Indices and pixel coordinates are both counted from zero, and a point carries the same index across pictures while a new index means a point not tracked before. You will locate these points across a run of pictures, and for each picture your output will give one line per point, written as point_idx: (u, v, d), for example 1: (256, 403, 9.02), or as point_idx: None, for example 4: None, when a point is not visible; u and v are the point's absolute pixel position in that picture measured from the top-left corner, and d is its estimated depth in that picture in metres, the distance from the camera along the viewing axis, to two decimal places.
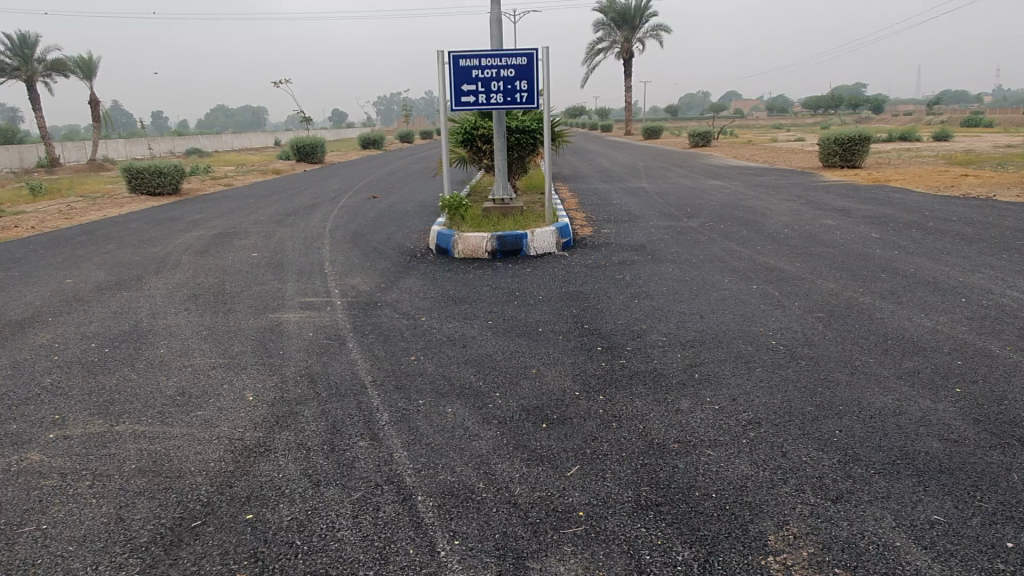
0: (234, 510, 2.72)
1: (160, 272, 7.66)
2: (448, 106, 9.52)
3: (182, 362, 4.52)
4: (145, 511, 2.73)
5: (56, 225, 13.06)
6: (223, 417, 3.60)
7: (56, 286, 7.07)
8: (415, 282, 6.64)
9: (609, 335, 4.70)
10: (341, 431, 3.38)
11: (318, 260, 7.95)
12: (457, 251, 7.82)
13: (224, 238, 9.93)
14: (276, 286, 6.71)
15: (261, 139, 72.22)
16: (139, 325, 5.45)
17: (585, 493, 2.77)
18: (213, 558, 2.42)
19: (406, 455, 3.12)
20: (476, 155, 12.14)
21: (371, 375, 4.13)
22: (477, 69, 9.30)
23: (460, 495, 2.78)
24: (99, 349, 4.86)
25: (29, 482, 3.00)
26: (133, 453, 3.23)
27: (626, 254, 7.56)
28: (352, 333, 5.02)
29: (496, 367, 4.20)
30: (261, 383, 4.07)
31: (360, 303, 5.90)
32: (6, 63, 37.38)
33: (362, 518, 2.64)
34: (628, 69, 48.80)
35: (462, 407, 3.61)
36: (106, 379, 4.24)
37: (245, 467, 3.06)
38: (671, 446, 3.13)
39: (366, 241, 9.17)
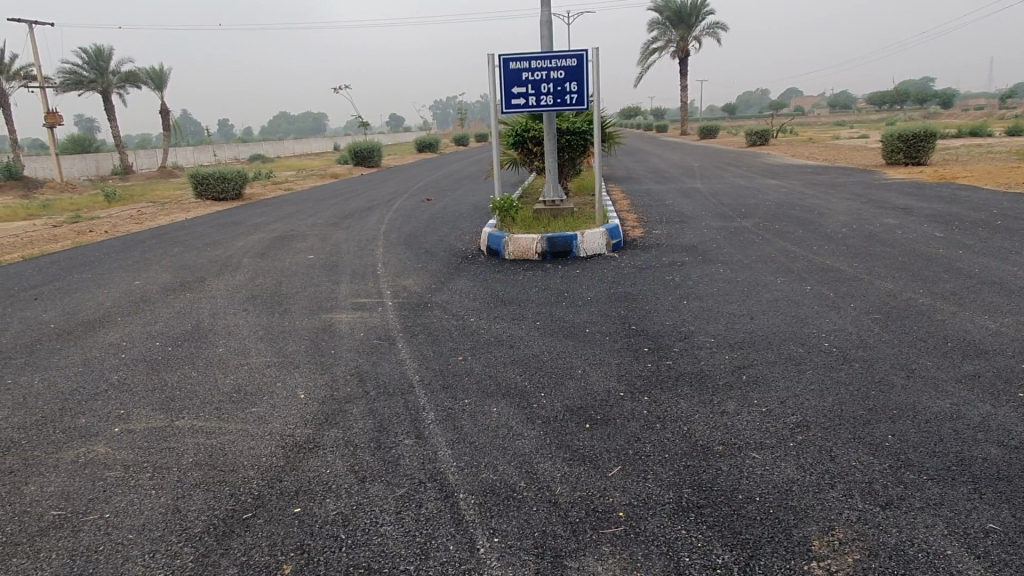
0: (283, 504, 2.81)
1: (222, 274, 7.94)
2: (498, 108, 9.59)
3: (239, 360, 4.68)
4: (200, 503, 2.85)
5: (127, 230, 13.66)
6: (275, 414, 3.72)
7: (126, 288, 7.41)
8: (465, 283, 6.72)
9: (657, 336, 4.66)
10: (388, 429, 3.45)
11: (372, 261, 8.11)
12: (508, 252, 7.88)
13: (282, 241, 10.21)
14: (331, 287, 6.89)
15: (321, 144, 74.05)
16: (201, 325, 5.66)
17: (626, 494, 2.76)
18: (261, 549, 2.51)
19: (449, 453, 3.17)
20: (528, 157, 12.18)
21: (418, 375, 4.21)
22: (527, 71, 9.34)
23: (501, 493, 2.81)
24: (163, 348, 5.08)
25: (95, 473, 3.16)
26: (191, 447, 3.37)
27: (677, 254, 7.49)
28: (402, 333, 5.11)
29: (542, 367, 4.22)
30: (313, 382, 4.18)
31: (410, 303, 6.00)
32: (84, 76, 39.29)
33: (404, 514, 2.69)
34: (684, 69, 48.32)
35: (507, 407, 3.64)
36: (167, 376, 4.43)
37: (295, 462, 3.15)
38: (715, 448, 3.09)
39: (418, 243, 9.33)
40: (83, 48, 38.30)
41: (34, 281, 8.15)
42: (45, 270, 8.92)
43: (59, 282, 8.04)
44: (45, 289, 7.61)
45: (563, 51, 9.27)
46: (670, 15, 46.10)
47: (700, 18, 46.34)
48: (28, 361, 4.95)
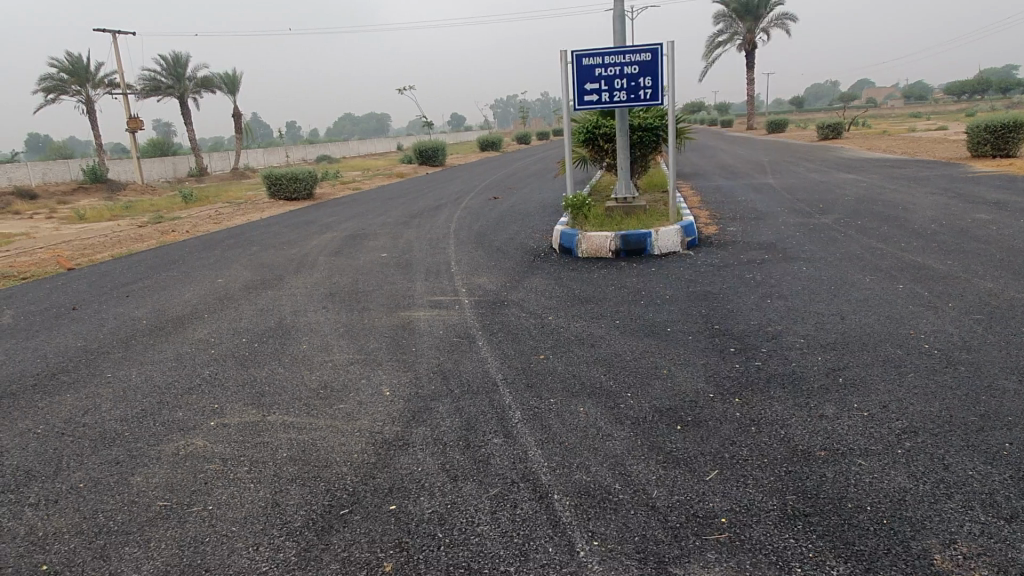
0: (378, 501, 2.83)
1: (300, 271, 8.13)
2: (570, 105, 9.54)
3: (323, 357, 4.77)
4: (298, 497, 2.89)
5: (207, 229, 14.18)
6: (363, 411, 3.76)
7: (211, 285, 7.66)
8: (540, 281, 6.69)
9: (742, 336, 4.53)
10: (475, 428, 3.44)
11: (444, 259, 8.18)
12: (581, 250, 7.84)
13: (356, 240, 10.41)
14: (406, 284, 6.96)
15: (385, 144, 75.52)
16: (284, 322, 5.80)
17: (727, 499, 2.67)
18: (361, 545, 2.53)
19: (540, 453, 3.14)
20: (598, 154, 12.08)
21: (502, 373, 4.19)
22: (600, 67, 9.25)
23: (596, 495, 2.76)
24: (249, 344, 5.22)
25: (196, 465, 3.25)
26: (284, 442, 3.43)
27: (756, 252, 7.28)
28: (482, 331, 5.11)
29: (627, 367, 4.15)
30: (398, 379, 4.23)
31: (487, 302, 6.00)
32: (162, 82, 40.89)
33: (500, 514, 2.68)
34: (751, 61, 47.16)
35: (593, 407, 3.60)
36: (256, 372, 4.54)
37: (386, 459, 3.18)
38: (818, 453, 2.97)
39: (489, 241, 9.35)
40: (161, 55, 39.91)
41: (126, 279, 8.52)
42: (134, 269, 9.32)
43: (148, 279, 8.38)
44: (135, 287, 7.94)
45: (637, 46, 9.13)
46: (736, 6, 44.89)
47: (768, 8, 45.01)
48: (125, 356, 5.16)
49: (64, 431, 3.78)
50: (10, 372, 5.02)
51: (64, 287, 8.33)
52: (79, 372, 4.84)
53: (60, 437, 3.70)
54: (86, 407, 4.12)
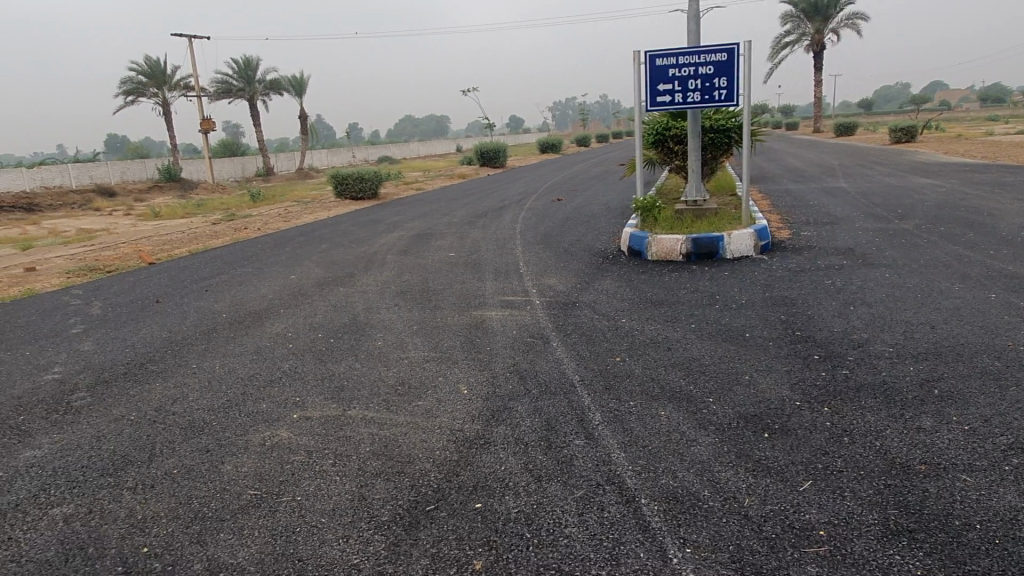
0: (464, 498, 2.83)
1: (369, 269, 8.27)
2: (641, 106, 9.47)
3: (399, 354, 4.83)
4: (383, 492, 2.92)
5: (277, 227, 14.56)
6: (442, 408, 3.78)
7: (286, 281, 7.86)
8: (610, 283, 6.64)
9: (826, 343, 4.40)
10: (556, 428, 3.42)
11: (512, 260, 8.18)
12: (650, 253, 7.74)
13: (423, 239, 10.52)
14: (476, 284, 7.00)
15: (444, 147, 76.44)
16: (358, 319, 5.90)
17: (823, 511, 2.59)
18: (450, 542, 2.54)
19: (624, 456, 3.10)
20: (667, 156, 11.95)
21: (578, 374, 4.16)
22: (674, 67, 9.15)
23: (685, 501, 2.71)
24: (326, 339, 5.33)
25: (282, 456, 3.32)
26: (367, 437, 3.48)
27: (834, 257, 7.05)
28: (555, 332, 5.09)
29: (708, 372, 4.06)
30: (474, 377, 4.23)
31: (559, 302, 5.98)
32: (233, 86, 42.24)
33: (587, 516, 2.65)
34: (819, 63, 45.88)
35: (676, 411, 3.54)
36: (334, 367, 4.62)
37: (468, 457, 3.19)
38: (916, 467, 2.85)
39: (556, 242, 9.33)
40: (233, 59, 41.21)
41: (204, 274, 8.79)
42: (211, 264, 9.63)
43: (225, 274, 8.64)
44: (213, 282, 8.19)
45: (713, 46, 8.98)
46: (806, 6, 43.71)
47: (838, 7, 43.71)
48: (208, 348, 5.32)
49: (155, 418, 3.92)
50: (101, 361, 5.23)
51: (147, 281, 8.66)
52: (166, 363, 5.02)
53: (152, 425, 3.83)
54: (174, 396, 4.26)
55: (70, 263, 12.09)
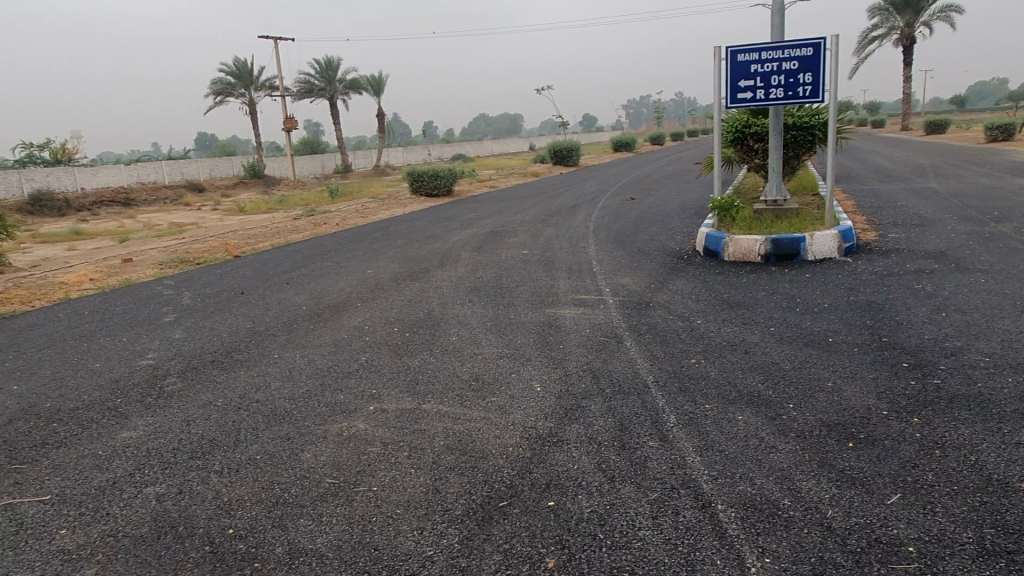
0: (537, 496, 2.84)
1: (444, 265, 8.38)
2: (721, 103, 9.27)
3: (473, 350, 4.87)
4: (457, 486, 2.95)
5: (354, 222, 14.94)
6: (516, 405, 3.79)
7: (363, 275, 8.05)
8: (685, 284, 6.52)
9: (916, 351, 4.19)
10: (629, 429, 3.39)
11: (584, 258, 8.15)
12: (727, 254, 7.58)
13: (496, 236, 10.59)
14: (548, 282, 6.99)
15: (516, 145, 76.76)
16: (433, 314, 5.99)
17: (913, 526, 2.47)
18: (522, 539, 2.55)
19: (699, 460, 3.04)
20: (746, 154, 11.66)
21: (653, 375, 4.11)
22: (756, 63, 8.91)
23: (764, 509, 2.64)
24: (402, 333, 5.43)
25: (359, 447, 3.40)
26: (441, 431, 3.53)
27: (924, 261, 6.73)
28: (629, 331, 5.04)
29: (788, 377, 3.94)
30: (547, 375, 4.23)
31: (632, 302, 5.91)
32: (315, 85, 43.55)
33: (662, 520, 2.61)
34: (909, 58, 43.83)
35: (754, 416, 3.44)
36: (409, 361, 4.70)
37: (541, 454, 3.19)
38: (1017, 484, 2.69)
39: (630, 241, 9.23)
40: (314, 59, 42.43)
41: (286, 267, 9.10)
42: (292, 257, 9.96)
43: (305, 268, 8.92)
44: (294, 275, 8.47)
45: (798, 40, 8.69)
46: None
47: None
48: (289, 338, 5.50)
49: (240, 405, 4.08)
50: (191, 348, 5.48)
51: (233, 273, 9.03)
52: (250, 352, 5.22)
53: (237, 411, 4.00)
54: (258, 385, 4.43)
55: (163, 255, 12.73)
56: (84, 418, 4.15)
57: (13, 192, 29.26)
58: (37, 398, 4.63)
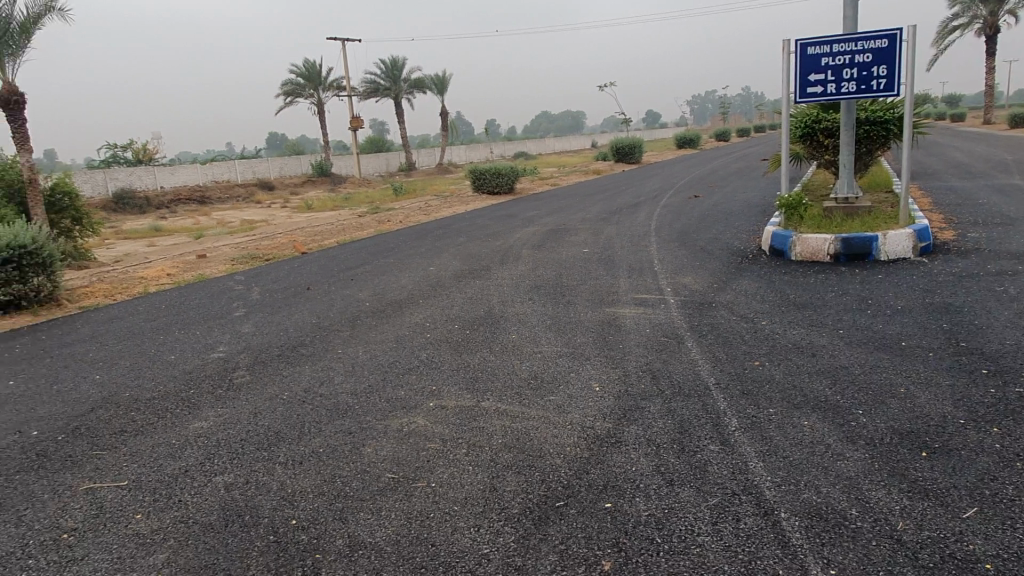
0: (594, 497, 2.82)
1: (504, 263, 8.41)
2: (790, 98, 9.02)
3: (532, 348, 4.88)
4: (514, 485, 2.96)
5: (417, 220, 15.16)
6: (574, 404, 3.78)
7: (425, 272, 8.15)
8: (750, 284, 6.37)
9: (997, 357, 3.99)
10: (689, 432, 3.33)
11: (645, 257, 8.06)
12: (795, 253, 7.39)
13: (557, 234, 10.56)
14: (609, 281, 6.94)
15: (578, 142, 76.41)
16: (493, 311, 6.02)
17: (991, 543, 2.35)
18: (579, 540, 2.54)
19: (762, 466, 2.97)
20: (816, 150, 11.32)
21: (714, 377, 4.02)
22: (827, 56, 8.65)
23: (830, 519, 2.55)
24: (462, 330, 5.48)
25: (419, 443, 3.44)
26: (499, 429, 3.54)
27: (1007, 262, 6.39)
28: (691, 332, 4.96)
29: (857, 382, 3.80)
30: (606, 375, 4.20)
31: (694, 302, 5.82)
32: (381, 85, 44.32)
33: (722, 526, 2.56)
34: (994, 48, 41.67)
35: (820, 422, 3.34)
36: (468, 358, 4.74)
37: (599, 455, 3.17)
38: None
39: (693, 239, 9.07)
40: (381, 59, 43.18)
41: (351, 263, 9.30)
42: (357, 254, 10.18)
43: (369, 265, 9.10)
44: (359, 271, 8.65)
45: (872, 31, 8.40)
46: None
47: None
48: (352, 334, 5.62)
49: (305, 399, 4.20)
50: (259, 342, 5.66)
51: (301, 269, 9.28)
52: (315, 347, 5.35)
53: (302, 404, 4.11)
54: (321, 379, 4.54)
55: (235, 251, 13.16)
56: (159, 408, 4.34)
57: (98, 190, 30.79)
58: (117, 387, 4.86)
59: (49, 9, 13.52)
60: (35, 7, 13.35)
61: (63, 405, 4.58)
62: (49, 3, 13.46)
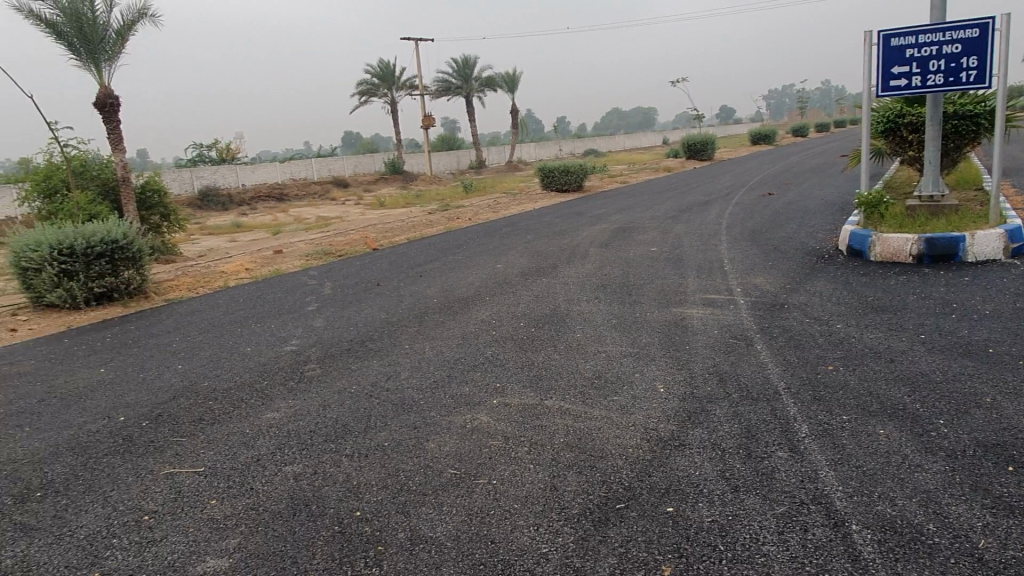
0: (655, 500, 2.78)
1: (571, 261, 8.38)
2: (871, 92, 8.67)
3: (597, 347, 4.84)
4: (575, 485, 2.95)
5: (486, 217, 15.27)
6: (638, 406, 3.73)
7: (492, 270, 8.20)
8: (825, 285, 6.16)
9: None
10: (757, 437, 3.24)
11: (715, 256, 7.89)
12: (874, 254, 7.10)
13: (625, 232, 10.46)
14: (677, 280, 6.82)
15: (650, 139, 75.38)
16: (558, 310, 6.01)
17: None
18: (639, 544, 2.51)
19: (833, 475, 2.86)
20: (899, 146, 10.83)
21: (785, 381, 3.90)
22: (912, 47, 8.27)
23: (905, 534, 2.44)
24: (527, 328, 5.49)
25: (482, 440, 3.47)
26: (561, 428, 3.53)
27: None
28: (761, 334, 4.82)
29: (938, 390, 3.62)
30: (671, 376, 4.14)
31: (765, 303, 5.66)
32: (452, 84, 44.80)
33: (788, 536, 2.48)
34: None
35: (897, 431, 3.20)
36: (533, 356, 4.74)
37: (662, 458, 3.12)
38: None
39: (766, 239, 8.82)
40: (453, 58, 43.65)
41: (420, 260, 9.45)
42: (425, 251, 10.34)
43: (438, 261, 9.22)
44: (427, 268, 8.78)
45: (962, 21, 7.99)
46: None
47: None
48: (420, 329, 5.71)
49: (373, 393, 4.29)
50: (330, 336, 5.82)
51: (371, 265, 9.49)
52: (384, 342, 5.46)
53: (369, 398, 4.20)
54: (389, 374, 4.63)
55: (310, 247, 13.54)
56: (235, 398, 4.51)
57: (184, 187, 32.23)
58: (197, 377, 5.08)
59: (142, 15, 14.21)
60: (129, 14, 14.06)
61: (148, 393, 4.82)
62: (142, 10, 14.16)
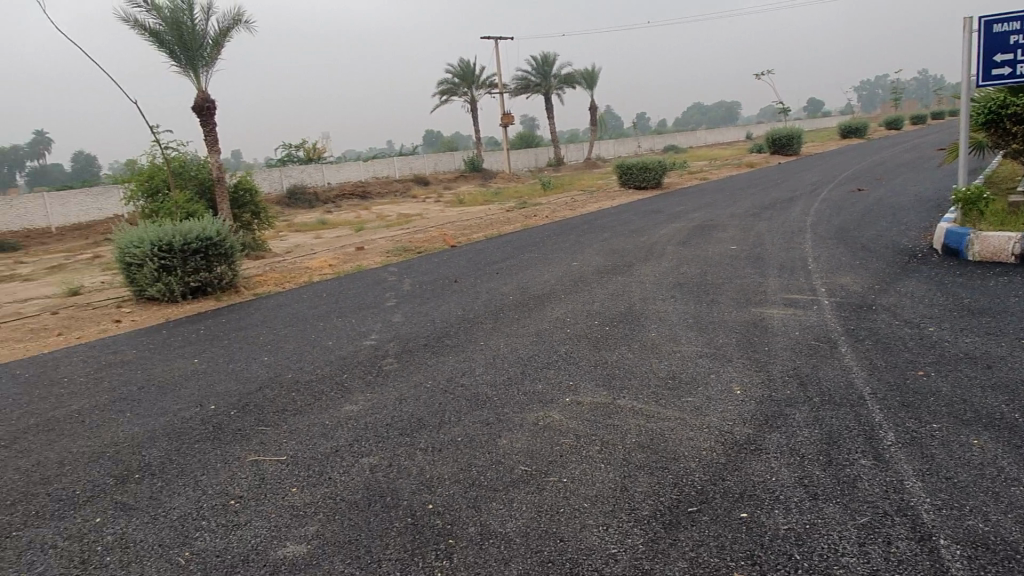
0: (729, 505, 2.72)
1: (648, 259, 8.27)
2: (971, 82, 8.19)
3: (672, 347, 4.77)
4: (646, 486, 2.91)
5: (563, 214, 15.23)
6: (713, 407, 3.65)
7: (568, 267, 8.18)
8: (917, 286, 5.86)
9: None
10: (838, 444, 3.12)
11: (799, 255, 7.62)
12: (973, 253, 6.71)
13: (705, 230, 10.23)
14: (757, 279, 6.63)
15: (732, 134, 73.45)
16: (633, 308, 5.94)
17: None
18: (710, 549, 2.46)
19: (920, 486, 2.73)
20: (1002, 138, 10.18)
21: (870, 386, 3.74)
22: (1017, 34, 7.78)
23: (999, 551, 2.30)
24: (601, 326, 5.46)
25: (553, 438, 3.47)
26: (633, 428, 3.50)
27: None
28: (846, 336, 4.63)
29: None
30: (749, 378, 4.03)
31: (852, 304, 5.43)
32: (531, 81, 44.87)
33: (870, 548, 2.38)
34: None
35: (992, 442, 3.01)
36: (607, 355, 4.71)
37: (737, 462, 3.05)
38: None
39: (854, 237, 8.46)
40: (532, 56, 43.72)
41: (497, 257, 9.52)
42: (502, 248, 10.41)
43: (514, 259, 9.27)
44: (503, 265, 8.84)
45: None
46: None
47: None
48: (494, 326, 5.76)
49: (447, 388, 4.35)
50: (408, 332, 5.94)
51: (449, 262, 9.62)
52: (459, 338, 5.53)
53: (444, 394, 4.27)
54: (463, 369, 4.69)
55: (391, 244, 13.86)
56: (317, 390, 4.67)
57: (274, 186, 33.54)
58: (282, 369, 5.28)
59: (236, 22, 14.84)
60: (225, 22, 14.71)
61: (237, 383, 5.05)
62: (236, 17, 14.78)
